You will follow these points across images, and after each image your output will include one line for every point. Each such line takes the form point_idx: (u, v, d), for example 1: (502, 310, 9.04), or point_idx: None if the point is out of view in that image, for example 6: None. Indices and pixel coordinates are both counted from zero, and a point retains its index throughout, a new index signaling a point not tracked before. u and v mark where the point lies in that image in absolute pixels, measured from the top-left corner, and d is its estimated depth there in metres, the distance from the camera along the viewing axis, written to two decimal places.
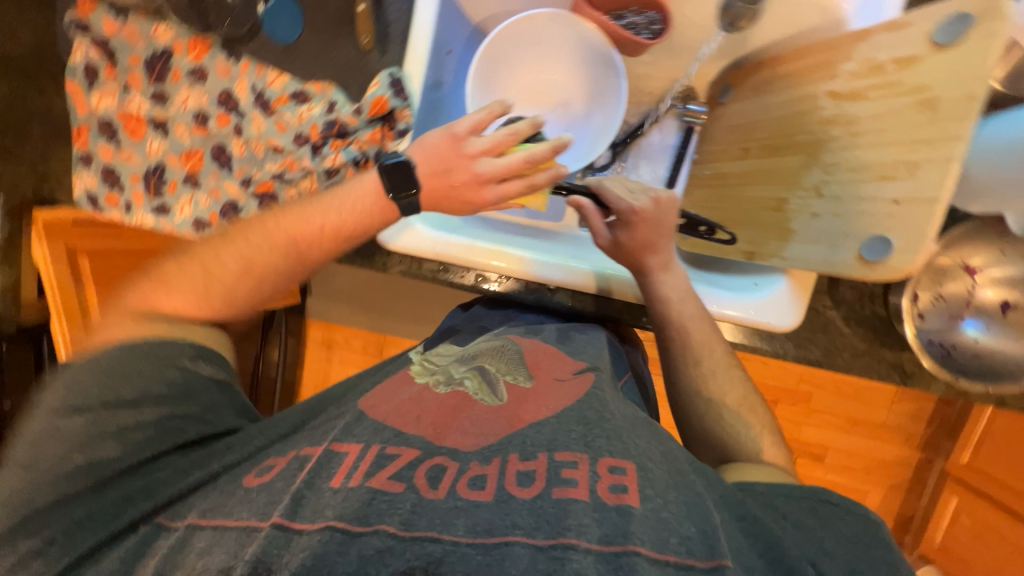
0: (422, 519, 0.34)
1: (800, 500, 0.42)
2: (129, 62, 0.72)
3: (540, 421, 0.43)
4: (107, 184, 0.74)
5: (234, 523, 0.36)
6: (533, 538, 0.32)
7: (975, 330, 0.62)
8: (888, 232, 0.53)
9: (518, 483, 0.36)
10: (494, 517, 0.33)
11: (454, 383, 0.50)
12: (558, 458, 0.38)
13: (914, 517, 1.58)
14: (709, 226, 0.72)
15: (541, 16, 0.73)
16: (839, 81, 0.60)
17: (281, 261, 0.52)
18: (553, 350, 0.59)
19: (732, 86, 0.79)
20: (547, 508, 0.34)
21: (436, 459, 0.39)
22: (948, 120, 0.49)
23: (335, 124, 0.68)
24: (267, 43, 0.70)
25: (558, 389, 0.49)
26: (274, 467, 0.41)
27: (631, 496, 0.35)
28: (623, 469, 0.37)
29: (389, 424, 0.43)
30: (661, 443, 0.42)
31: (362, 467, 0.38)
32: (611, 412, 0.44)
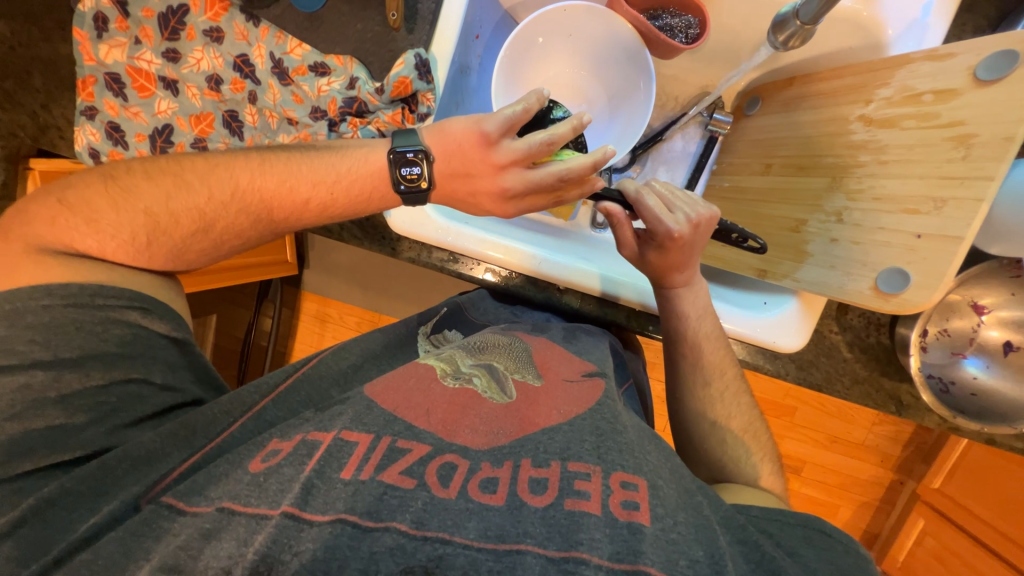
0: (433, 519, 0.33)
1: (794, 526, 0.40)
2: (142, 15, 0.69)
3: (551, 426, 0.42)
4: (111, 141, 0.71)
5: (243, 509, 0.35)
6: (545, 549, 0.32)
7: (976, 368, 0.63)
8: (907, 266, 0.53)
9: (530, 491, 0.36)
10: (506, 524, 0.33)
11: (462, 378, 0.49)
12: (570, 468, 0.38)
13: (881, 534, 1.64)
14: (743, 234, 0.65)
15: (575, 7, 0.70)
16: (873, 106, 0.59)
17: (242, 221, 0.52)
18: (562, 351, 0.58)
19: (760, 99, 0.78)
20: (561, 519, 0.34)
21: (448, 457, 0.39)
22: (982, 160, 0.48)
23: (354, 102, 0.66)
24: (289, 9, 0.67)
25: (568, 391, 0.49)
26: (280, 451, 0.40)
27: (642, 514, 0.34)
28: (635, 485, 0.36)
29: (400, 415, 0.42)
30: (669, 460, 0.42)
31: (374, 459, 0.38)
32: (623, 425, 0.44)
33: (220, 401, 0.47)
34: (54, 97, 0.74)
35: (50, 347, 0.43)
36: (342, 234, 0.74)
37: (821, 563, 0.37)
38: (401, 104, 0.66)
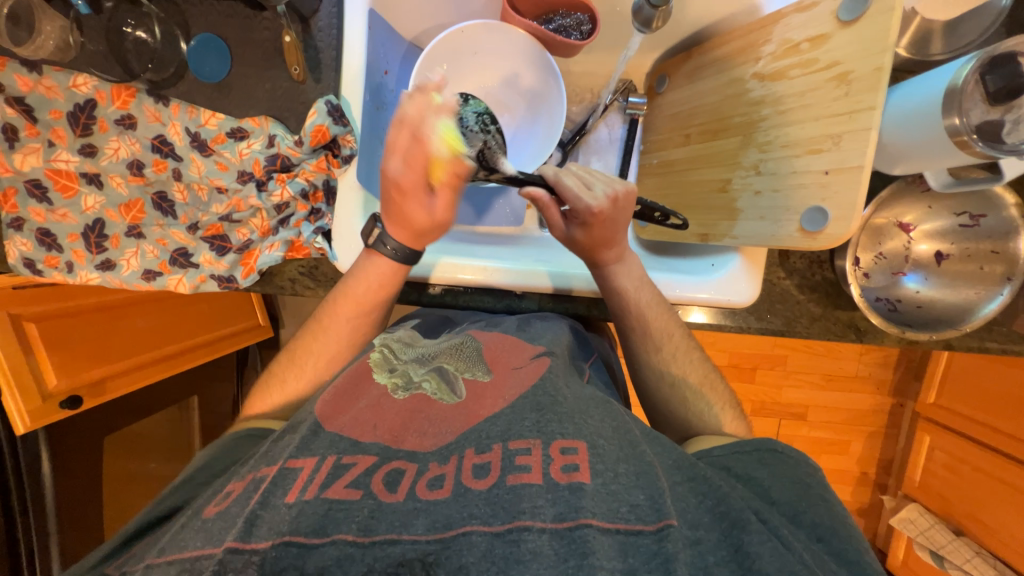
0: (380, 524, 0.39)
1: (749, 454, 0.51)
2: (50, 117, 0.68)
3: (495, 412, 0.49)
4: (45, 247, 0.70)
5: (182, 554, 0.39)
6: (489, 526, 0.38)
7: (915, 282, 0.66)
8: (823, 201, 0.55)
9: (474, 476, 0.42)
10: (452, 512, 0.39)
11: (411, 387, 0.53)
12: (513, 446, 0.44)
13: (895, 459, 1.67)
14: (664, 213, 0.70)
15: (472, 28, 0.73)
16: (762, 62, 0.63)
17: (331, 340, 0.62)
18: (511, 339, 0.62)
19: (667, 76, 0.82)
20: (502, 495, 0.40)
21: (394, 464, 0.44)
22: (861, 92, 0.51)
23: (277, 158, 0.67)
24: (197, 83, 0.68)
25: (514, 378, 0.54)
26: (230, 493, 0.44)
27: (582, 473, 0.42)
28: (575, 449, 0.44)
29: (344, 434, 0.47)
30: (614, 420, 0.50)
31: (318, 479, 0.42)
32: (564, 395, 0.51)
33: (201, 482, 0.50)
34: None
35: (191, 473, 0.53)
36: (296, 289, 0.72)
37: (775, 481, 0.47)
38: (323, 150, 0.67)
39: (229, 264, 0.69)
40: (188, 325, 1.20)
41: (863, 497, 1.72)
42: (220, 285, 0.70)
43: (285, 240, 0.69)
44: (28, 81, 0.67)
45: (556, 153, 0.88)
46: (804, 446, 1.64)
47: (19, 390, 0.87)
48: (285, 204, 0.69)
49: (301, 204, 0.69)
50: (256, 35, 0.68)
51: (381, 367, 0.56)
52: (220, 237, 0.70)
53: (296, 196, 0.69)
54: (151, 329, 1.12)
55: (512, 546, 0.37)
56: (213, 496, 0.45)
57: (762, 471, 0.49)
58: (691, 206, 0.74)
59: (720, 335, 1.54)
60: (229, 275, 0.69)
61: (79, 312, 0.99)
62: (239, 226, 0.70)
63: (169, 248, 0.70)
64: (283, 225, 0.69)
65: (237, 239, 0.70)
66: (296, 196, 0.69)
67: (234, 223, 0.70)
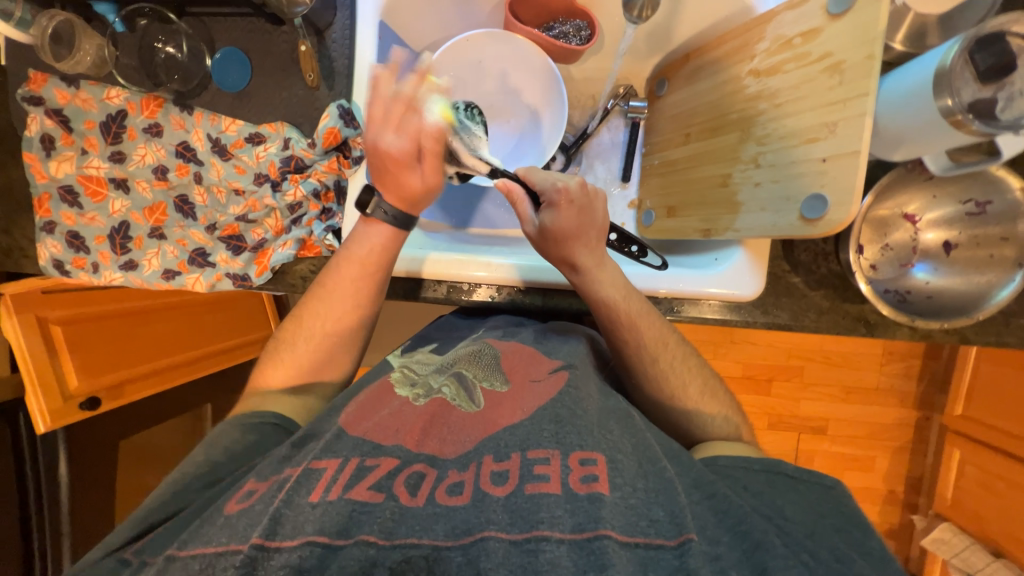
0: (400, 527, 0.39)
1: (759, 472, 0.52)
2: (84, 127, 0.73)
3: (515, 423, 0.48)
4: (74, 249, 0.74)
5: (209, 549, 0.39)
6: (508, 534, 0.38)
7: (925, 273, 0.66)
8: (822, 188, 0.55)
9: (492, 482, 0.43)
10: (470, 518, 0.40)
11: (432, 392, 0.54)
12: (531, 455, 0.44)
13: (926, 476, 1.59)
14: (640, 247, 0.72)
15: (478, 36, 0.76)
16: (757, 60, 0.65)
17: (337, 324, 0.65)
18: (529, 350, 0.62)
19: (666, 80, 0.84)
20: (522, 503, 0.40)
21: (416, 467, 0.44)
22: (855, 80, 0.52)
23: (291, 159, 0.71)
24: (219, 93, 0.73)
25: (532, 392, 0.53)
26: (253, 492, 0.44)
27: (601, 483, 0.42)
28: (593, 460, 0.44)
29: (368, 438, 0.47)
30: (633, 436, 0.49)
31: (341, 480, 0.42)
32: (584, 409, 0.50)
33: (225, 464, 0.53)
34: (14, 221, 0.76)
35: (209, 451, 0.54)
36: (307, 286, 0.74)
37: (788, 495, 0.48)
38: (335, 152, 0.71)
39: (244, 262, 0.72)
40: (207, 333, 1.24)
41: (893, 517, 1.63)
42: (234, 283, 0.72)
43: (297, 238, 0.71)
44: (67, 95, 0.72)
45: (559, 156, 0.91)
46: (826, 461, 1.58)
47: (42, 392, 0.90)
48: (298, 204, 0.72)
49: (313, 203, 0.72)
50: (275, 47, 0.72)
51: (402, 383, 0.57)
52: (236, 237, 0.73)
53: (308, 196, 0.72)
54: (170, 335, 1.15)
55: (530, 555, 0.37)
56: (235, 494, 0.46)
57: (767, 489, 0.50)
58: (693, 202, 0.75)
59: (732, 344, 1.52)
60: (244, 274, 0.72)
61: (101, 317, 1.02)
62: (254, 227, 0.73)
63: (188, 248, 0.73)
64: (296, 224, 0.72)
65: (252, 239, 0.73)
66: (308, 196, 0.71)
67: (249, 224, 0.73)
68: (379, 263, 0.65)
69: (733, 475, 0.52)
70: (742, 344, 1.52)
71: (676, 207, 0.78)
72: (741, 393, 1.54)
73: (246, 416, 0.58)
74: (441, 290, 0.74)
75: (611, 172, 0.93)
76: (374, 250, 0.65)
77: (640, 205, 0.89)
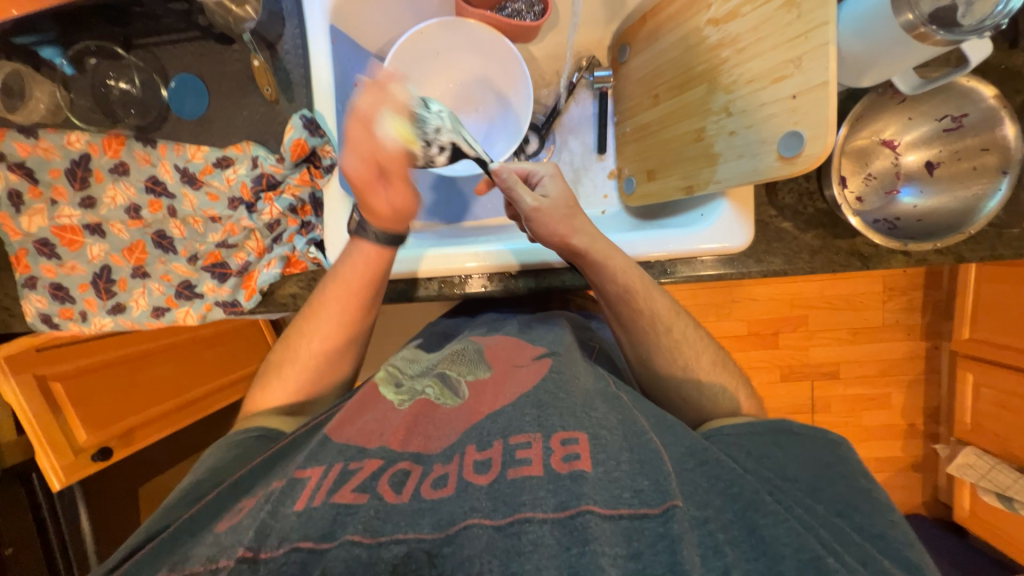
0: (386, 524, 0.39)
1: (763, 435, 0.53)
2: (50, 176, 0.72)
3: (497, 410, 0.50)
4: (59, 301, 0.73)
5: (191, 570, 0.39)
6: (492, 520, 0.38)
7: (911, 197, 0.66)
8: (797, 125, 0.54)
9: (475, 471, 0.43)
10: (455, 508, 0.40)
11: (417, 395, 0.55)
12: (513, 440, 0.45)
13: (942, 405, 1.60)
14: None
15: (431, 27, 0.75)
16: (714, 8, 0.64)
17: (327, 344, 0.65)
18: (513, 340, 0.64)
19: (627, 45, 0.83)
20: (503, 489, 0.41)
21: (401, 465, 0.45)
22: (813, 11, 0.51)
23: (262, 177, 0.70)
24: (180, 122, 0.72)
25: (516, 376, 0.55)
26: (242, 509, 0.45)
27: (582, 461, 0.42)
28: (575, 439, 0.44)
29: (352, 442, 0.48)
30: (620, 412, 0.49)
31: (325, 486, 0.43)
32: (568, 391, 0.51)
33: (214, 478, 0.53)
34: None
35: (200, 469, 0.55)
36: (298, 303, 0.73)
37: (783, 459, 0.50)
38: (305, 163, 0.71)
39: (231, 288, 0.71)
40: (207, 369, 1.22)
41: (916, 450, 1.64)
42: (225, 310, 0.72)
43: (281, 256, 0.71)
44: (27, 146, 0.71)
45: (532, 137, 0.92)
46: (842, 405, 1.59)
47: (51, 449, 0.89)
48: (276, 222, 0.71)
49: (291, 219, 0.72)
50: (229, 67, 0.71)
51: (386, 383, 0.58)
52: (219, 264, 0.72)
53: (285, 212, 0.71)
54: (172, 376, 1.13)
55: (512, 538, 0.37)
56: (225, 514, 0.46)
57: (776, 452, 0.51)
58: (672, 162, 0.74)
59: (733, 302, 1.52)
60: (233, 300, 0.71)
61: (98, 367, 1.00)
62: (235, 251, 0.72)
63: (173, 283, 0.73)
64: (277, 242, 0.72)
65: (235, 264, 0.72)
66: (285, 212, 0.71)
67: (230, 249, 0.72)
68: (369, 278, 0.64)
69: (737, 443, 0.52)
70: (744, 301, 1.52)
71: (657, 169, 0.77)
72: (750, 350, 1.55)
73: (235, 433, 0.58)
74: (432, 287, 0.74)
75: (585, 145, 0.93)
76: (361, 269, 0.64)
77: (619, 173, 0.89)
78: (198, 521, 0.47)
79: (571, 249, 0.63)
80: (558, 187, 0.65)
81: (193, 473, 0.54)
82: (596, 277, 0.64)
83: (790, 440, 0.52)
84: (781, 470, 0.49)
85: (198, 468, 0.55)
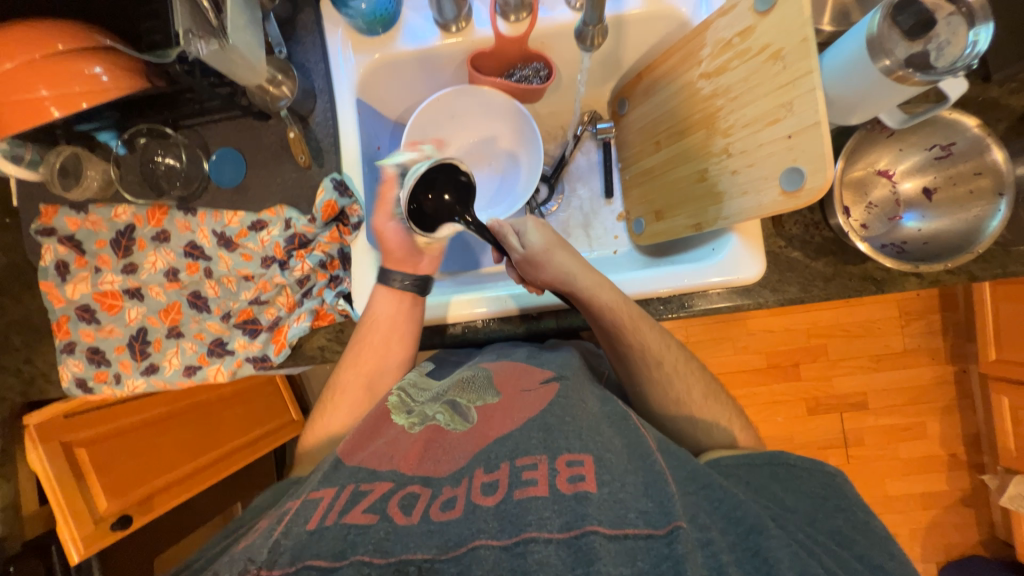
0: (397, 544, 0.42)
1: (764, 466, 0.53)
2: (96, 247, 0.77)
3: (505, 433, 0.53)
4: (95, 364, 0.76)
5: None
6: (498, 540, 0.41)
7: (915, 221, 0.69)
8: (795, 161, 0.58)
9: (484, 493, 0.46)
10: (462, 530, 0.42)
11: (427, 420, 0.58)
12: (520, 463, 0.48)
13: (982, 432, 1.52)
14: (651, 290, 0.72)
15: (447, 96, 0.82)
16: (704, 64, 0.70)
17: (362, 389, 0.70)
18: (521, 365, 0.65)
19: (626, 99, 0.91)
20: (510, 509, 0.43)
21: (410, 488, 0.48)
22: (797, 62, 0.56)
23: (294, 237, 0.74)
24: (219, 190, 0.78)
25: (524, 400, 0.58)
26: (258, 528, 0.49)
27: (587, 482, 0.44)
28: (580, 462, 0.47)
29: (363, 466, 0.52)
30: (626, 435, 0.52)
31: (337, 506, 0.46)
32: (572, 415, 0.53)
33: (258, 510, 0.57)
34: (34, 348, 0.80)
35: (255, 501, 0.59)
36: (326, 355, 0.76)
37: (796, 492, 0.50)
38: (335, 223, 0.75)
39: (262, 343, 0.74)
40: (227, 429, 1.22)
41: (963, 483, 1.54)
42: (255, 365, 0.74)
43: (310, 309, 0.74)
44: (77, 221, 0.77)
45: (543, 187, 0.98)
46: (875, 436, 1.53)
47: (74, 517, 0.87)
48: (307, 277, 0.75)
49: (320, 274, 0.75)
50: (265, 139, 0.78)
51: (398, 410, 0.61)
52: (251, 320, 0.75)
53: (315, 268, 0.75)
54: (191, 437, 1.13)
55: (519, 557, 0.40)
56: (244, 537, 0.50)
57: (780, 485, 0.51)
58: (679, 202, 0.78)
59: (749, 332, 1.51)
60: (263, 354, 0.73)
61: (121, 431, 1.00)
62: (267, 307, 0.75)
63: (206, 340, 0.75)
64: (307, 296, 0.75)
65: (266, 320, 0.75)
66: (315, 267, 0.75)
67: (262, 305, 0.75)
68: (394, 324, 0.70)
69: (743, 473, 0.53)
70: (759, 333, 1.51)
71: (665, 210, 0.81)
72: (771, 383, 1.52)
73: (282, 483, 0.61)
74: (455, 330, 0.77)
75: (593, 191, 0.99)
76: (389, 317, 0.70)
77: (627, 216, 0.93)
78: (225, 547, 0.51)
79: (563, 284, 0.68)
80: (539, 235, 0.72)
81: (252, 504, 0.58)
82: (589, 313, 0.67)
83: (793, 473, 0.52)
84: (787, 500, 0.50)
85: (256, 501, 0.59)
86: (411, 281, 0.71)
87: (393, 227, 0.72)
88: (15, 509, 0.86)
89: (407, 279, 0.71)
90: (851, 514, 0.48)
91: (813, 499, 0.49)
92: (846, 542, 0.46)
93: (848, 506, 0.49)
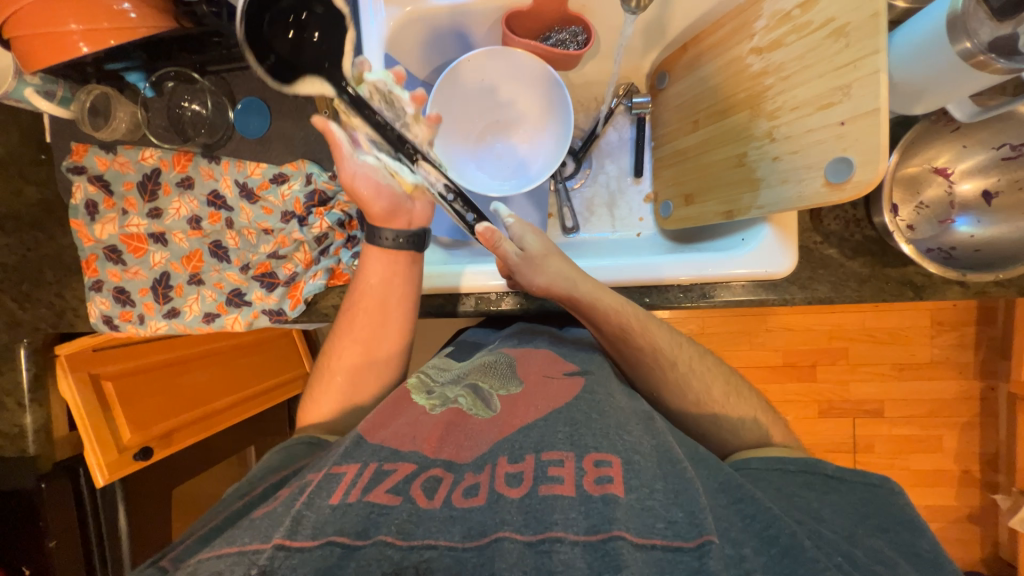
0: (418, 528, 0.43)
1: (797, 475, 0.54)
2: (123, 188, 0.78)
3: (529, 423, 0.53)
4: (120, 304, 0.78)
5: (233, 549, 0.42)
6: (522, 535, 0.42)
7: (968, 226, 0.64)
8: (846, 152, 0.54)
9: (508, 484, 0.47)
10: (486, 519, 0.43)
11: (448, 402, 0.59)
12: (546, 457, 0.49)
13: (1000, 451, 1.48)
14: (675, 277, 0.69)
15: (477, 57, 0.78)
16: (757, 37, 0.65)
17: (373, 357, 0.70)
18: (544, 356, 0.67)
19: (667, 72, 0.86)
20: (535, 504, 0.44)
21: (433, 471, 0.49)
22: (862, 40, 0.51)
23: (315, 193, 0.74)
24: (243, 141, 0.77)
25: (548, 391, 0.58)
26: (278, 498, 0.49)
27: (615, 485, 0.45)
28: (609, 462, 0.47)
29: (385, 444, 0.52)
30: (654, 437, 0.52)
31: (361, 484, 0.47)
32: (598, 412, 0.54)
33: (268, 472, 0.58)
34: (65, 284, 0.83)
35: (265, 462, 0.60)
36: (340, 314, 0.77)
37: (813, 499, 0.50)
38: None
39: (278, 297, 0.75)
40: (245, 377, 1.27)
41: (973, 500, 1.51)
42: (271, 318, 0.75)
43: (327, 267, 0.76)
44: (106, 161, 0.77)
45: (569, 161, 0.94)
46: (887, 445, 1.50)
47: (99, 445, 0.91)
48: (324, 235, 0.75)
49: (338, 233, 0.76)
50: (290, 92, 0.76)
51: (418, 391, 0.62)
52: (269, 274, 0.76)
53: (333, 226, 0.75)
54: (209, 382, 1.17)
55: (543, 556, 0.40)
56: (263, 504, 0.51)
57: (807, 492, 0.52)
58: (711, 187, 0.74)
59: (767, 328, 1.47)
60: (279, 308, 0.75)
61: (146, 369, 1.04)
62: (285, 262, 0.76)
63: (225, 290, 0.77)
64: (324, 254, 0.76)
65: (283, 275, 0.76)
66: (334, 225, 0.75)
67: (279, 260, 0.76)
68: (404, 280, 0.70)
69: (766, 479, 0.54)
70: (778, 331, 1.47)
71: (696, 194, 0.77)
72: (785, 382, 1.49)
73: (289, 444, 0.63)
74: (469, 303, 0.76)
75: (622, 169, 0.96)
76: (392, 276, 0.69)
77: (655, 198, 0.90)
78: (247, 509, 0.53)
79: (563, 291, 0.65)
80: (533, 235, 0.70)
81: (263, 463, 0.60)
82: (591, 319, 0.65)
83: (826, 485, 0.52)
84: (805, 506, 0.50)
85: (266, 461, 0.60)
86: (403, 237, 0.70)
87: (363, 174, 0.67)
88: (47, 433, 0.88)
89: (400, 235, 0.70)
90: (868, 530, 0.48)
91: (826, 507, 0.49)
92: (869, 557, 0.44)
93: (863, 516, 0.49)
